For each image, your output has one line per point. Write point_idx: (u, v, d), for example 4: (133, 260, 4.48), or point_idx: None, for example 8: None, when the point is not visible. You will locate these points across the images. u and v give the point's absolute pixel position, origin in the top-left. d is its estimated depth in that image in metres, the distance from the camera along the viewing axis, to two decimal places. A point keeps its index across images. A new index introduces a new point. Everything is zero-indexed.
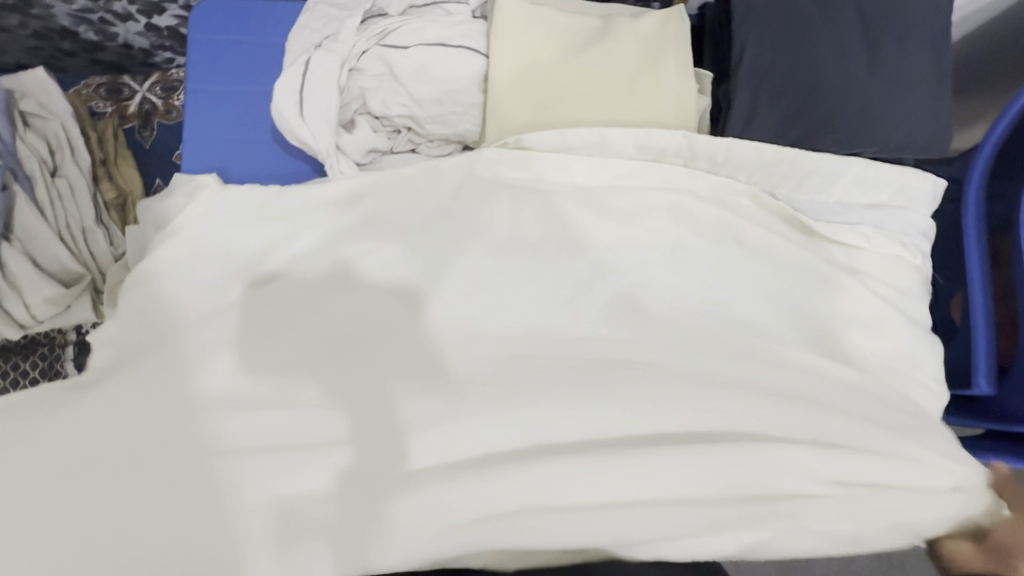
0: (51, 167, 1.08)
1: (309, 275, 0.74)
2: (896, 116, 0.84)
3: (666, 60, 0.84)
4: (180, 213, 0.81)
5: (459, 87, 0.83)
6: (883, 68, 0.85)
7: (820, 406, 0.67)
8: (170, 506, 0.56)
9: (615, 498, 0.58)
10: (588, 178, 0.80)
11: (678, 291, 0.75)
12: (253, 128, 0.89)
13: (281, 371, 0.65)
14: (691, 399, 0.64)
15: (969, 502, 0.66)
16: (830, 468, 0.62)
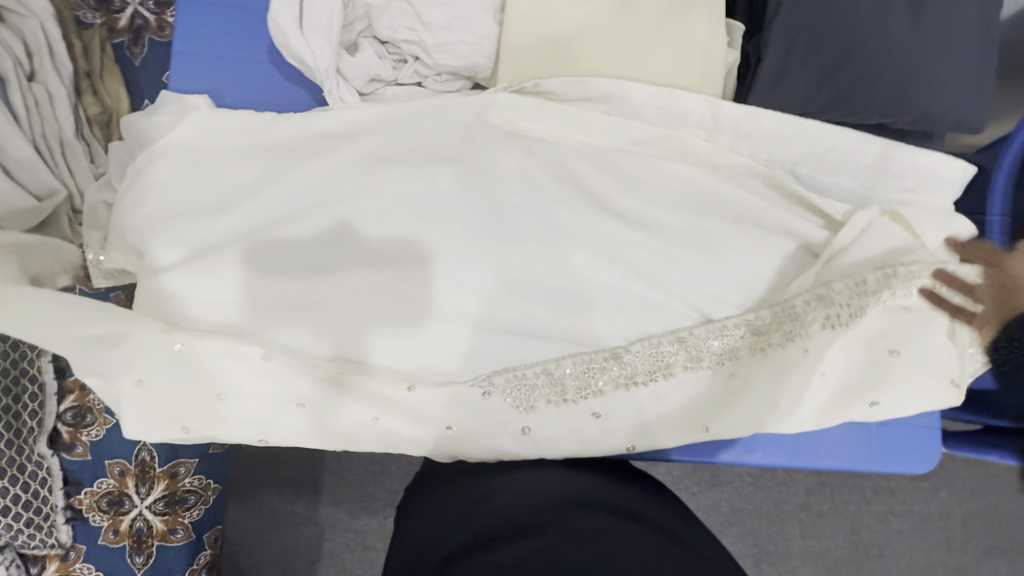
0: (26, 71, 0.87)
1: (304, 226, 0.73)
2: (945, 83, 0.77)
3: (697, 5, 0.78)
4: (166, 133, 0.76)
5: (471, 15, 0.77)
6: (932, 27, 0.77)
7: (761, 358, 0.76)
8: (251, 391, 0.69)
9: (573, 410, 0.74)
10: (603, 138, 0.76)
11: (672, 267, 0.77)
12: (250, 46, 0.82)
13: (274, 306, 0.71)
14: (639, 350, 0.75)
15: (887, 412, 0.79)
16: (742, 384, 0.76)
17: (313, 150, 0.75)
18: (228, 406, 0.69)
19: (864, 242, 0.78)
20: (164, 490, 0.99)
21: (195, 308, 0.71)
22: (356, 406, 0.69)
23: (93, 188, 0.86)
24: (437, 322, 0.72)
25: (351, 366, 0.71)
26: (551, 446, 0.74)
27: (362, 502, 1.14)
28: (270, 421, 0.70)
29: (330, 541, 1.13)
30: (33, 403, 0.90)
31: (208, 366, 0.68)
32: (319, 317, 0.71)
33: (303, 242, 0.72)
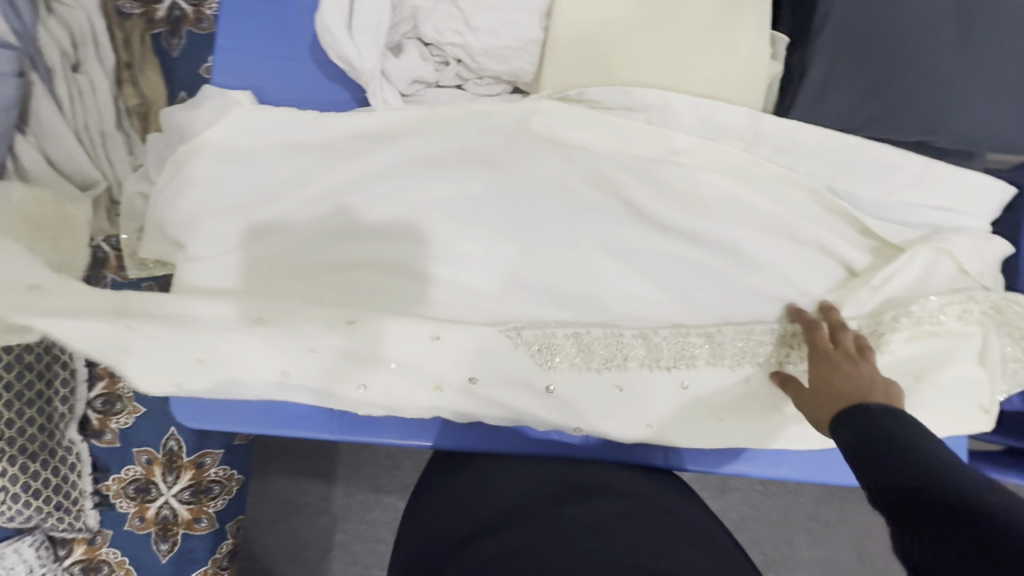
0: (72, 61, 0.89)
1: (309, 220, 0.76)
2: (996, 102, 0.76)
3: (745, 18, 0.77)
4: (207, 127, 0.76)
5: (518, 20, 0.76)
6: (984, 46, 0.76)
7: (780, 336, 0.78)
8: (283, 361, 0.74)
9: (598, 377, 0.76)
10: (644, 148, 0.75)
11: (697, 280, 0.79)
12: (293, 44, 0.82)
13: (287, 291, 0.76)
14: (661, 333, 0.76)
15: None
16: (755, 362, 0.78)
17: (353, 149, 0.76)
18: (256, 360, 0.74)
19: (902, 267, 0.79)
20: (190, 479, 0.99)
21: (240, 272, 0.76)
22: (375, 375, 0.74)
23: (131, 179, 0.86)
24: (464, 309, 0.76)
25: (361, 328, 0.73)
26: (568, 415, 0.76)
27: (375, 494, 1.14)
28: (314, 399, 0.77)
29: (343, 532, 1.13)
30: (64, 388, 0.93)
31: (223, 348, 0.72)
32: (348, 296, 0.76)
33: (308, 230, 0.76)
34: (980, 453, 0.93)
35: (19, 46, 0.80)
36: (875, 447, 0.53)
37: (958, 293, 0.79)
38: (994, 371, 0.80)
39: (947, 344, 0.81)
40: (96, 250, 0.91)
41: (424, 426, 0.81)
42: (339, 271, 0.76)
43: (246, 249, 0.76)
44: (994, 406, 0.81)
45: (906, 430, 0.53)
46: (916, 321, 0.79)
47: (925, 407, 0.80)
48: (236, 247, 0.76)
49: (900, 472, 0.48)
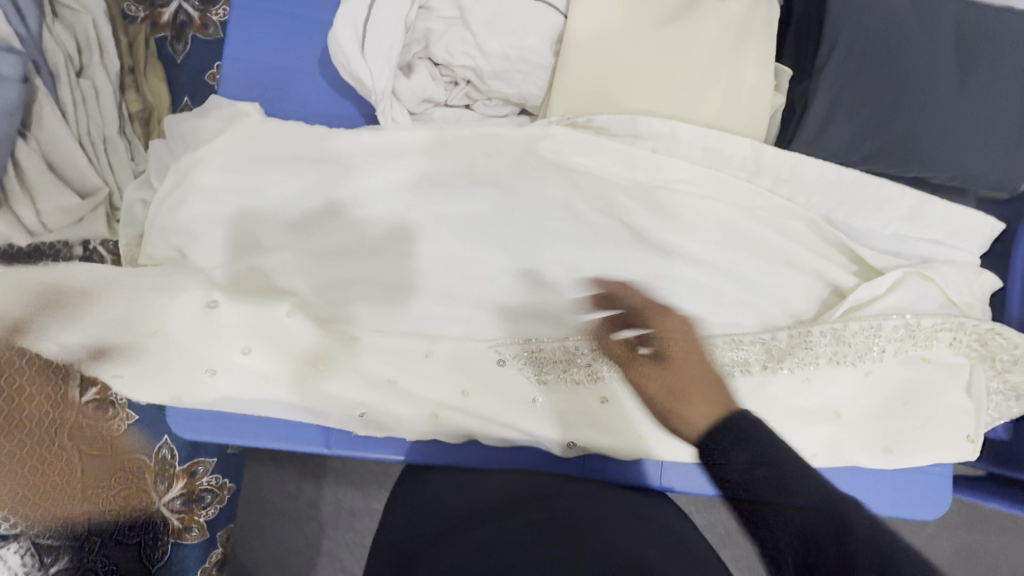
0: (76, 66, 0.88)
1: (305, 221, 0.76)
2: (988, 144, 0.78)
3: (751, 50, 0.79)
4: (213, 139, 0.76)
5: (530, 44, 0.77)
6: (982, 88, 0.77)
7: (777, 359, 0.78)
8: (286, 373, 0.75)
9: (588, 391, 0.78)
10: (649, 175, 0.77)
11: (698, 305, 0.78)
12: (303, 57, 0.82)
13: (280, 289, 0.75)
14: None
15: (898, 461, 0.82)
16: (745, 380, 0.78)
17: (359, 167, 0.76)
18: (249, 359, 0.73)
19: (893, 290, 0.80)
20: (182, 488, 1.03)
21: (230, 279, 0.74)
22: (364, 369, 0.75)
23: (132, 186, 0.85)
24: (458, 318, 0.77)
25: (366, 335, 0.76)
26: (562, 427, 0.77)
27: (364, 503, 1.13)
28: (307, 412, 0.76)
29: (331, 539, 1.09)
30: (54, 394, 0.90)
31: (226, 361, 0.72)
32: (340, 300, 0.76)
33: (299, 231, 0.76)
34: (963, 478, 0.95)
35: (26, 52, 0.79)
36: (776, 483, 0.50)
37: (948, 317, 0.81)
38: (980, 402, 0.83)
39: (937, 375, 0.83)
40: (93, 254, 0.87)
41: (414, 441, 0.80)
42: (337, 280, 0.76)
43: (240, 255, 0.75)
44: (980, 435, 0.82)
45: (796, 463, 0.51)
46: (906, 338, 0.80)
47: (914, 435, 0.82)
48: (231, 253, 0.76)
49: (814, 521, 0.48)
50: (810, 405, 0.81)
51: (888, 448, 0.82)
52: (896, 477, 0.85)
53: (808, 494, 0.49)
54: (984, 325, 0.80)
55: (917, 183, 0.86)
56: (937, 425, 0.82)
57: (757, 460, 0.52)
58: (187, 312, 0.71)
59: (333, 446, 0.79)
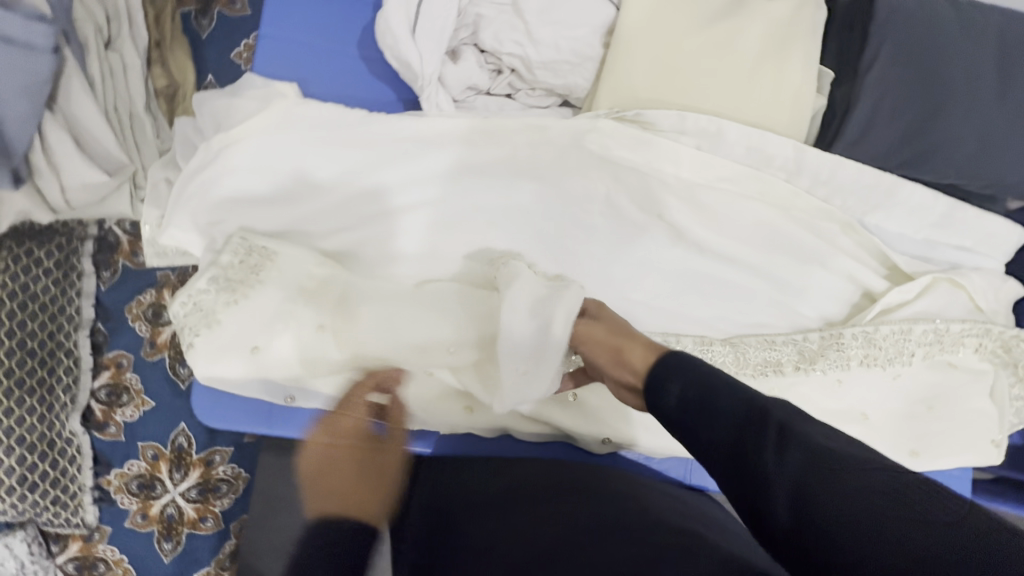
0: (105, 37, 0.86)
1: (347, 205, 0.75)
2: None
3: (797, 49, 0.78)
4: (248, 117, 0.74)
5: (582, 36, 0.78)
6: (1021, 98, 0.78)
7: (811, 360, 0.78)
8: (316, 362, 0.72)
9: None
10: (692, 172, 0.77)
11: (732, 302, 0.79)
12: (344, 38, 0.81)
13: (321, 275, 0.72)
14: (687, 337, 0.75)
15: (922, 464, 0.82)
16: (779, 380, 0.78)
17: (401, 153, 0.75)
18: (278, 345, 0.71)
19: (923, 295, 0.81)
20: (198, 477, 0.94)
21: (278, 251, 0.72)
22: (392, 357, 0.73)
23: (157, 165, 0.82)
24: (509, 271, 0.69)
25: (431, 286, 0.73)
26: (596, 423, 0.76)
27: None
28: (335, 402, 0.75)
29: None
30: (67, 377, 0.89)
31: (254, 346, 0.70)
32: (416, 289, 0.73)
33: (353, 213, 0.75)
34: (975, 482, 0.97)
35: (57, 21, 0.75)
36: (706, 407, 0.49)
37: (975, 324, 0.82)
38: (1003, 407, 0.84)
39: (961, 380, 0.84)
40: (108, 235, 0.96)
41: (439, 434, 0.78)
42: (372, 260, 0.75)
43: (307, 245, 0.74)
44: (1003, 440, 0.84)
45: (725, 385, 0.49)
46: (935, 343, 0.81)
47: (936, 437, 0.83)
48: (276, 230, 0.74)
49: (740, 432, 0.46)
50: (838, 407, 0.81)
51: (913, 452, 0.82)
52: None
53: (735, 412, 0.47)
54: (1008, 332, 0.82)
55: (954, 193, 0.86)
56: (960, 429, 0.83)
57: (690, 388, 0.50)
58: (248, 271, 0.71)
59: (362, 438, 0.76)
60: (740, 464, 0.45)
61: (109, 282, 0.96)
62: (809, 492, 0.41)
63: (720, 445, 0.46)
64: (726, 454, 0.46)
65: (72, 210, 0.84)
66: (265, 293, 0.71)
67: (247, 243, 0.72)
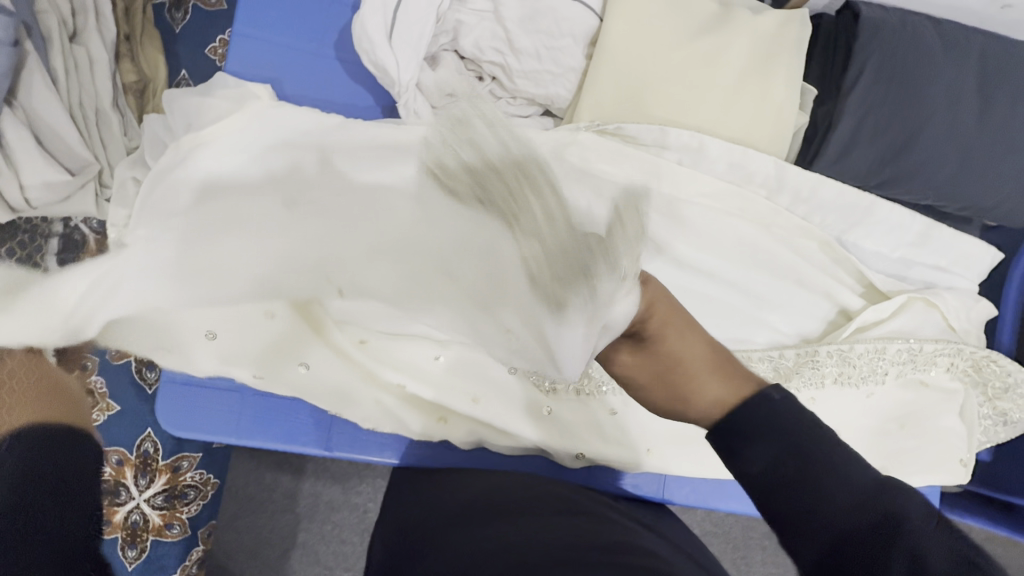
0: (70, 30, 0.84)
1: (316, 213, 0.72)
2: (999, 177, 0.79)
3: (778, 67, 0.78)
4: (220, 119, 0.72)
5: (563, 46, 0.77)
6: (998, 122, 0.78)
7: (785, 377, 0.79)
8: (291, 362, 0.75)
9: (595, 401, 0.77)
10: (672, 186, 0.76)
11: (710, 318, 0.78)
12: (322, 39, 0.79)
13: (285, 278, 0.68)
14: None
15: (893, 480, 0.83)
16: None
17: (376, 160, 0.74)
18: (251, 348, 0.74)
19: (897, 314, 0.81)
20: (164, 484, 0.99)
21: (224, 235, 0.67)
22: (365, 361, 0.74)
23: (123, 163, 0.79)
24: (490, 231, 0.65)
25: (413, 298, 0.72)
26: (569, 437, 0.76)
27: (344, 497, 1.08)
28: (308, 405, 0.77)
29: (306, 531, 1.06)
30: None
31: (234, 345, 0.73)
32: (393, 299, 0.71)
33: None
34: (945, 495, 0.98)
35: (18, 12, 0.72)
36: (810, 486, 0.39)
37: (948, 343, 0.82)
38: (973, 426, 0.85)
39: (932, 398, 0.85)
40: (74, 233, 0.94)
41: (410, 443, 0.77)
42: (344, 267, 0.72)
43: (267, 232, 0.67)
44: (971, 458, 0.85)
45: (831, 464, 0.40)
46: (908, 362, 0.82)
47: (907, 453, 0.84)
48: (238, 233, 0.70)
49: (850, 520, 0.38)
50: None
51: (884, 466, 0.83)
52: None
53: (842, 499, 0.39)
54: (979, 353, 0.83)
55: (928, 213, 0.87)
56: (931, 445, 0.84)
57: (781, 469, 0.41)
58: (197, 260, 0.66)
59: (335, 448, 0.77)
60: (842, 560, 0.38)
61: None
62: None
63: (818, 536, 0.39)
64: (822, 545, 0.39)
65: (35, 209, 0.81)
66: (238, 270, 0.67)
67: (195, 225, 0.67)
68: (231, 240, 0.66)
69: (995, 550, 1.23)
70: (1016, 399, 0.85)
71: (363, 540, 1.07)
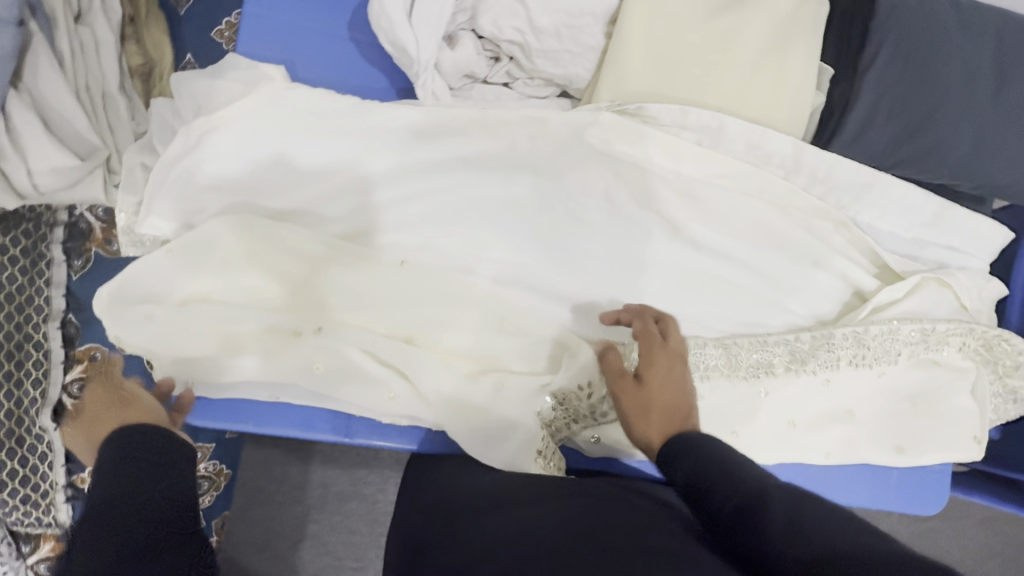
0: (74, 10, 0.82)
1: (334, 200, 0.72)
2: (1012, 157, 0.80)
3: (797, 46, 0.78)
4: (232, 101, 0.70)
5: (583, 25, 0.76)
6: (1012, 101, 0.79)
7: (802, 364, 0.79)
8: (294, 357, 0.69)
9: None
10: (691, 167, 0.75)
11: (728, 301, 0.78)
12: (336, 20, 0.78)
13: (305, 276, 0.70)
14: (681, 335, 0.75)
15: (906, 459, 0.84)
16: (767, 381, 0.79)
17: (393, 143, 0.72)
18: (260, 335, 0.69)
19: (911, 294, 0.82)
20: None
21: (247, 240, 0.69)
22: (376, 349, 0.69)
23: (132, 148, 0.77)
24: (499, 233, 0.72)
25: (433, 284, 0.71)
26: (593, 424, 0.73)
27: (354, 486, 1.08)
28: (318, 400, 0.73)
29: (316, 523, 1.06)
30: (37, 371, 0.88)
31: (242, 337, 0.69)
32: (417, 287, 0.71)
33: (345, 207, 0.72)
34: (956, 474, 0.99)
35: None
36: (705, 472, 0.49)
37: (959, 323, 0.83)
38: (984, 404, 0.86)
39: (946, 378, 0.86)
40: (79, 221, 0.92)
41: (426, 430, 0.77)
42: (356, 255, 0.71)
43: (288, 233, 0.69)
44: (984, 436, 0.86)
45: (722, 455, 0.49)
46: (921, 343, 0.82)
47: (922, 433, 0.85)
48: (248, 223, 0.69)
49: (739, 494, 0.45)
50: (827, 403, 0.82)
51: (897, 445, 0.84)
52: (901, 476, 0.87)
53: (738, 478, 0.47)
54: (991, 332, 0.84)
55: (941, 194, 0.87)
56: (944, 425, 0.85)
57: (692, 461, 0.50)
58: (219, 258, 0.69)
59: (354, 436, 0.75)
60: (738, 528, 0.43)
61: (80, 271, 0.92)
62: (810, 560, 0.38)
63: (726, 516, 0.45)
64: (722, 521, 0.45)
65: (42, 195, 0.80)
66: (256, 271, 0.69)
67: (210, 235, 0.68)
68: (242, 250, 0.69)
69: (996, 529, 1.25)
70: None
71: (373, 530, 1.07)
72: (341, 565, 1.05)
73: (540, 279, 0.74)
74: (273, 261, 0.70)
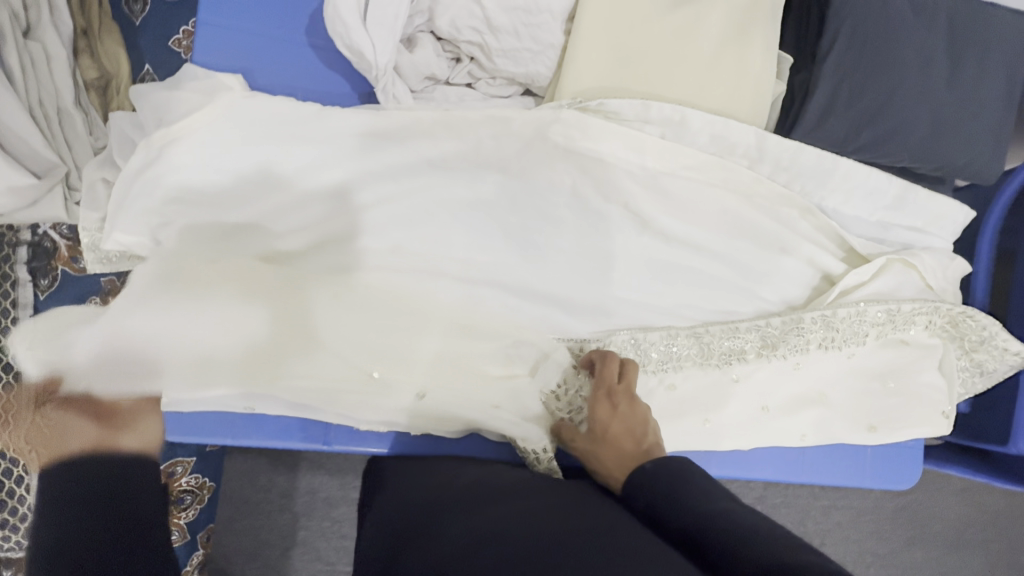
0: (23, 25, 0.81)
1: (298, 207, 0.71)
2: (966, 137, 0.82)
3: (755, 36, 0.78)
4: (190, 111, 0.69)
5: (541, 22, 0.75)
6: (964, 82, 0.81)
7: (773, 349, 0.80)
8: (269, 369, 0.69)
9: None
10: (655, 161, 0.76)
11: (698, 292, 0.79)
12: (293, 25, 0.77)
13: (274, 287, 0.69)
14: (652, 326, 0.77)
15: (877, 437, 0.86)
16: (739, 366, 0.80)
17: (356, 148, 0.72)
18: (230, 350, 0.68)
19: (877, 276, 0.84)
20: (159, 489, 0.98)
21: None
22: (349, 357, 0.69)
23: (92, 163, 0.76)
24: (467, 233, 0.73)
25: (403, 287, 0.71)
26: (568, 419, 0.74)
27: (342, 490, 1.08)
28: (294, 409, 0.72)
29: (305, 529, 1.06)
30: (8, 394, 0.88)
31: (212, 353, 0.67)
32: (389, 291, 0.71)
33: (311, 214, 0.71)
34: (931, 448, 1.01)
35: None
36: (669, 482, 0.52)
37: (924, 302, 0.85)
38: (952, 379, 0.88)
39: (913, 356, 0.88)
40: (43, 240, 0.91)
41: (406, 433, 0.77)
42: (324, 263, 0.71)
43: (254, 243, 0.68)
44: (953, 410, 0.88)
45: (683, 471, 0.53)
46: (888, 323, 0.84)
47: (893, 411, 0.87)
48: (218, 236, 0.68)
49: (699, 503, 0.49)
50: (800, 386, 0.83)
51: (870, 424, 0.86)
52: (875, 453, 0.89)
53: (697, 491, 0.51)
54: (956, 309, 0.85)
55: (902, 176, 0.89)
56: (914, 402, 0.87)
57: (659, 472, 0.53)
58: (195, 278, 0.67)
59: (333, 443, 0.75)
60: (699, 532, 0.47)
61: (47, 290, 0.91)
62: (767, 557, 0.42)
63: (683, 528, 0.48)
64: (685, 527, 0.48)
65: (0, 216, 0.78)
66: (223, 284, 0.68)
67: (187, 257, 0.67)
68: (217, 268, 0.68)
69: (972, 498, 1.28)
70: (993, 351, 0.87)
71: None
72: (333, 570, 1.06)
73: (511, 275, 0.74)
74: (247, 274, 0.68)
